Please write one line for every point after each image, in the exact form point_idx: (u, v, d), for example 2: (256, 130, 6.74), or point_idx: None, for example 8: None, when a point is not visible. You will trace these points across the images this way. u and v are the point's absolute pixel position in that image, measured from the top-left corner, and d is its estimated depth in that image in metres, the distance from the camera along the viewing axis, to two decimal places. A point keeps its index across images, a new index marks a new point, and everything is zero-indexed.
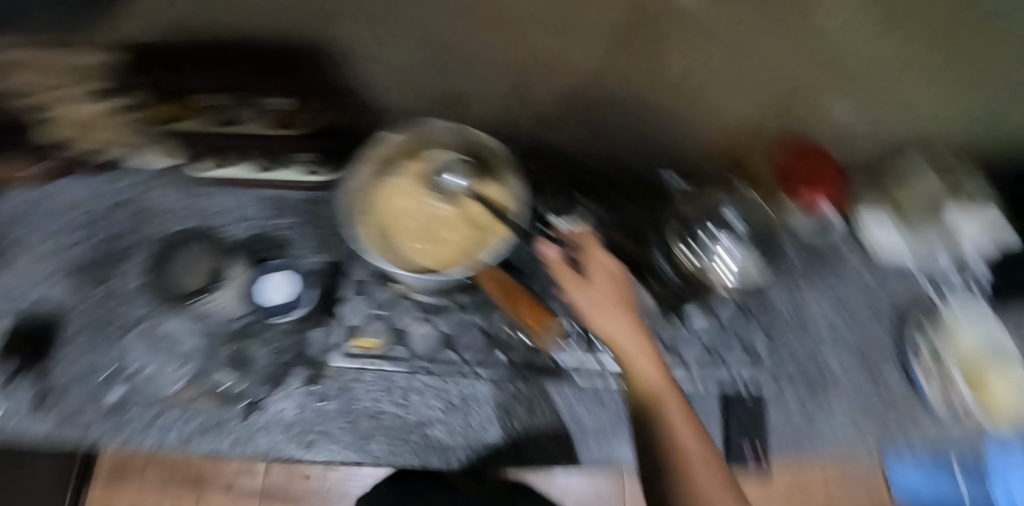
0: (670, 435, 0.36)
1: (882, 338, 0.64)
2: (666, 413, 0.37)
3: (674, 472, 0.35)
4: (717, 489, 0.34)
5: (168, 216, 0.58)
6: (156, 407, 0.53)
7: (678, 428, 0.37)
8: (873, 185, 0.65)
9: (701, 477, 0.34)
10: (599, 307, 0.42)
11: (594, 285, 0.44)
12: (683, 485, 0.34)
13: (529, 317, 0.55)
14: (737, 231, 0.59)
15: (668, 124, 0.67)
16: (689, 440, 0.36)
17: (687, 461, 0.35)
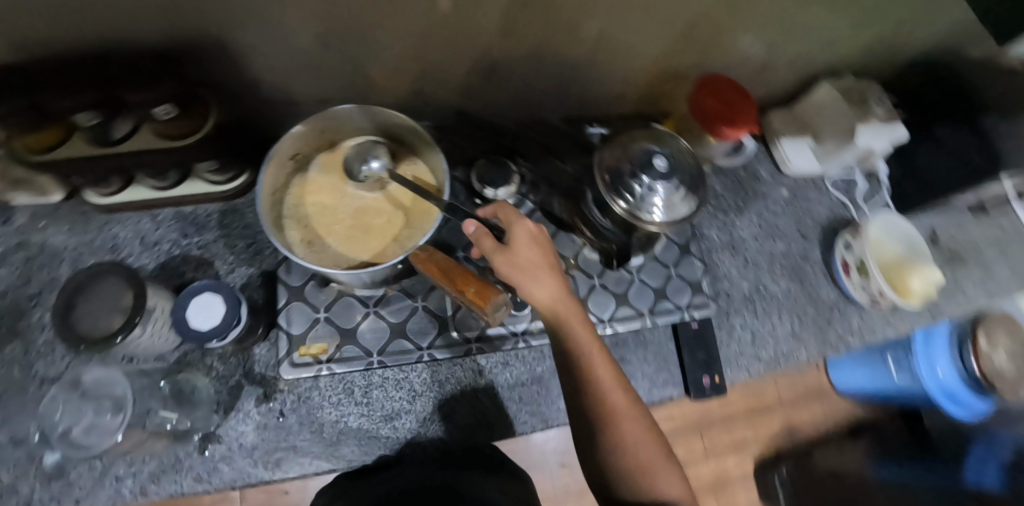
0: (600, 395, 0.39)
1: (813, 252, 0.71)
2: (598, 376, 0.39)
3: (603, 424, 0.39)
4: (639, 433, 0.39)
5: (71, 256, 0.56)
6: (99, 464, 0.50)
7: (609, 388, 0.39)
8: (786, 118, 0.73)
9: (627, 429, 0.39)
10: (527, 276, 0.40)
11: (520, 254, 0.40)
12: (608, 435, 0.39)
13: (475, 297, 0.40)
14: (664, 172, 0.50)
15: (592, 74, 0.62)
16: (618, 396, 0.39)
17: (616, 414, 0.39)
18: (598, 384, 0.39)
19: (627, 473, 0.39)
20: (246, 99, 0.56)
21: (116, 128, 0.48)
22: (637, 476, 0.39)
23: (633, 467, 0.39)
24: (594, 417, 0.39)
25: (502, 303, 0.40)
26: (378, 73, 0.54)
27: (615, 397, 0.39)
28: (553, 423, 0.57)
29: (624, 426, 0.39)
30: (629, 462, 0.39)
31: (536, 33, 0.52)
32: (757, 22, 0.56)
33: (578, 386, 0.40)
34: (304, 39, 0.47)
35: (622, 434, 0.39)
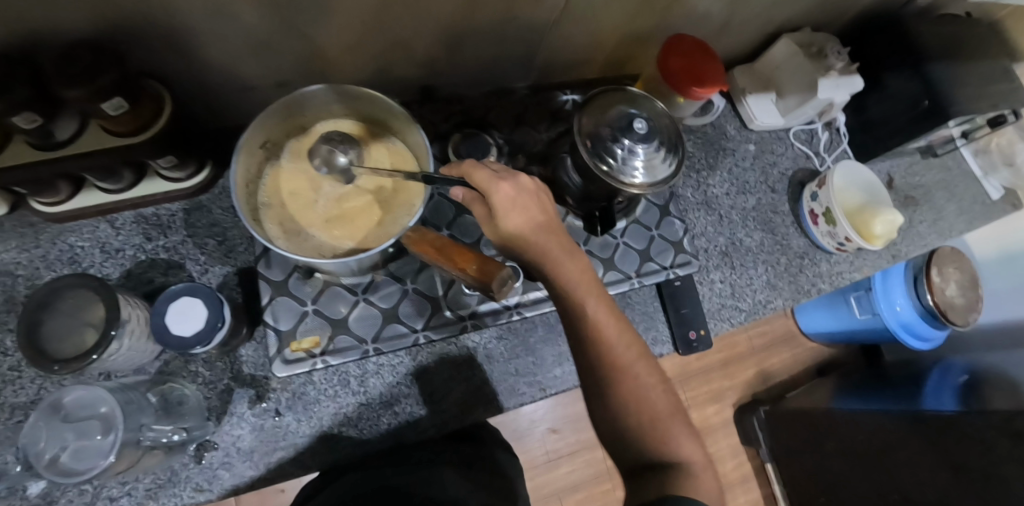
0: (607, 350, 0.40)
1: (782, 205, 0.74)
2: (604, 333, 0.40)
3: (612, 377, 0.40)
4: (648, 384, 0.40)
5: (27, 270, 0.52)
6: (89, 487, 0.47)
7: (614, 339, 0.40)
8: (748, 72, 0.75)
9: (637, 382, 0.40)
10: (524, 238, 0.41)
11: (513, 219, 0.40)
12: (620, 390, 0.40)
13: (476, 274, 0.39)
14: (643, 134, 0.50)
15: (558, 42, 0.61)
16: (624, 347, 0.41)
17: (623, 365, 0.40)
18: (603, 336, 0.40)
19: (638, 426, 0.40)
20: (194, 85, 0.51)
21: (61, 127, 0.44)
22: (648, 429, 0.40)
23: (643, 421, 0.40)
24: (603, 370, 0.40)
25: (506, 278, 0.39)
26: (336, 51, 0.51)
27: (621, 349, 0.40)
28: (551, 391, 0.57)
29: (632, 376, 0.40)
30: (639, 413, 0.40)
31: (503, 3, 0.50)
32: None
33: (584, 342, 0.41)
34: (255, 17, 0.44)
35: (631, 385, 0.40)
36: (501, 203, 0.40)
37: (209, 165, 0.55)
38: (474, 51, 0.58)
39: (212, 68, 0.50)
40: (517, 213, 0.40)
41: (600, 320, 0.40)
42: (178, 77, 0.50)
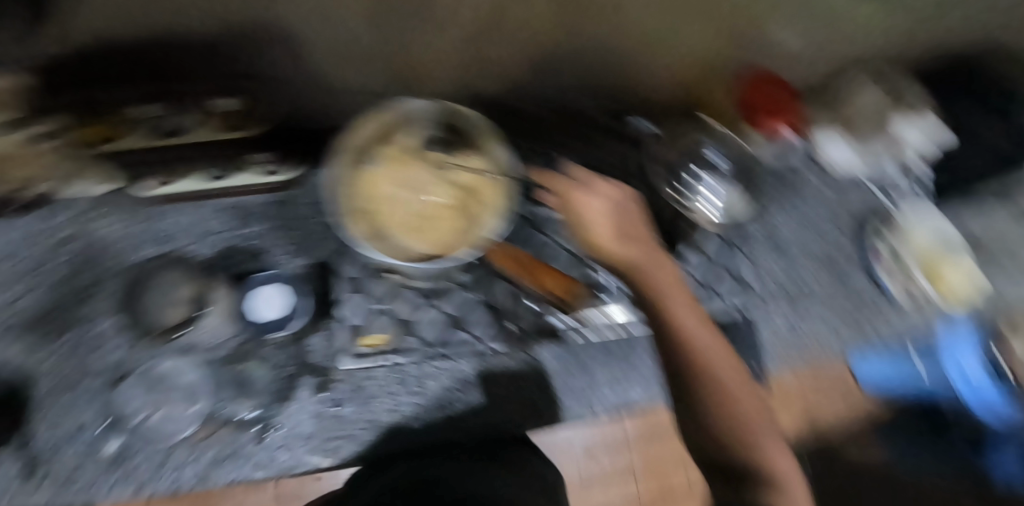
0: (692, 351, 0.42)
1: (848, 244, 0.72)
2: (689, 334, 0.43)
3: (700, 374, 0.42)
4: (734, 387, 0.42)
5: (126, 244, 0.54)
6: (162, 450, 0.52)
7: (699, 338, 0.43)
8: (825, 108, 0.68)
9: (723, 382, 0.42)
10: (615, 245, 0.44)
11: (605, 230, 0.44)
12: (707, 389, 0.42)
13: (556, 290, 0.55)
14: (717, 165, 0.64)
15: (635, 66, 0.65)
16: (708, 344, 0.43)
17: (709, 363, 0.42)
18: (690, 336, 0.42)
19: (724, 425, 0.41)
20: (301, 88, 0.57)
21: (176, 122, 0.50)
22: (732, 426, 0.42)
23: (728, 419, 0.42)
24: (691, 369, 0.42)
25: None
26: None
27: (705, 345, 0.43)
28: (597, 408, 0.59)
29: (719, 375, 0.42)
30: (722, 407, 0.42)
31: None
32: None
33: (671, 341, 0.42)
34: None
35: (717, 381, 0.42)
36: (592, 216, 0.45)
37: (304, 162, 0.55)
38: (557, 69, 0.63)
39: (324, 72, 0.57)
40: (604, 220, 0.44)
41: (686, 321, 0.42)
42: None
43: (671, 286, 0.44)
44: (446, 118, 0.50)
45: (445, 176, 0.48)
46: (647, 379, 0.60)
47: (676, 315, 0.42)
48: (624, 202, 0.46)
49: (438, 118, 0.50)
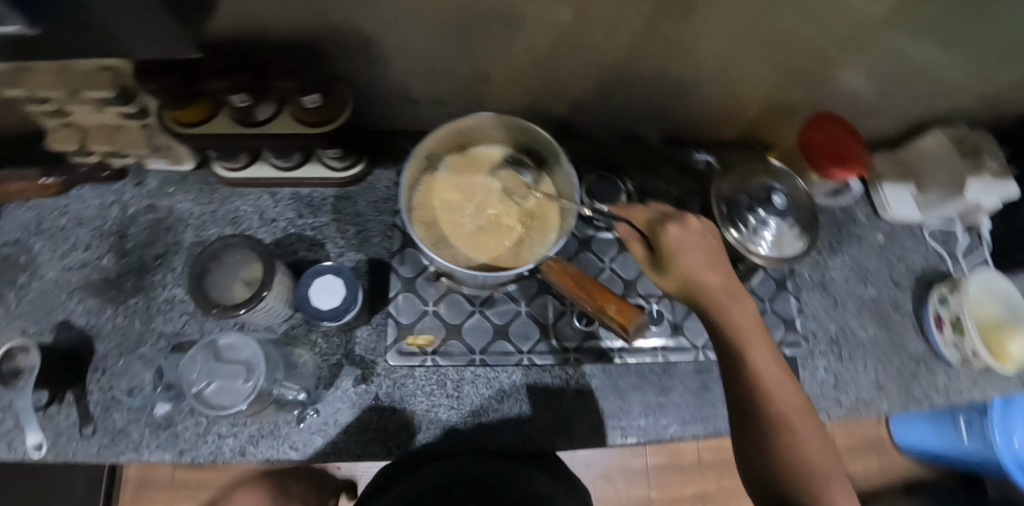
0: (769, 396, 0.39)
1: (904, 303, 0.69)
2: (767, 380, 0.40)
3: (772, 425, 0.38)
4: (815, 446, 0.38)
5: (202, 221, 0.61)
6: (206, 420, 0.53)
7: (778, 389, 0.40)
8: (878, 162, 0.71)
9: (801, 436, 0.38)
10: (696, 275, 0.43)
11: (683, 258, 0.44)
12: (780, 438, 0.38)
13: (617, 315, 0.44)
14: (781, 209, 0.52)
15: (699, 99, 0.63)
16: (788, 398, 0.39)
17: (786, 417, 0.38)
18: (766, 383, 0.40)
19: (798, 483, 0.37)
20: (374, 91, 0.59)
21: (258, 112, 0.52)
22: (810, 489, 0.37)
23: (803, 478, 0.37)
24: (763, 418, 0.39)
25: (641, 324, 0.44)
26: (498, 74, 0.57)
27: (784, 399, 0.39)
28: (631, 439, 0.57)
29: (797, 431, 0.38)
30: (796, 461, 0.37)
31: (658, 50, 0.54)
32: (876, 59, 0.55)
33: (741, 382, 0.40)
34: (435, 35, 0.50)
35: (793, 439, 0.38)
36: (671, 243, 0.44)
37: (363, 162, 0.61)
38: (620, 90, 0.61)
39: (389, 74, 0.56)
40: (686, 248, 0.44)
41: (763, 366, 0.40)
42: (356, 79, 0.57)
43: (754, 328, 0.42)
44: (514, 144, 0.55)
45: (508, 193, 0.53)
46: (682, 415, 0.58)
47: (751, 356, 0.41)
48: (709, 239, 0.45)
49: (507, 143, 0.55)
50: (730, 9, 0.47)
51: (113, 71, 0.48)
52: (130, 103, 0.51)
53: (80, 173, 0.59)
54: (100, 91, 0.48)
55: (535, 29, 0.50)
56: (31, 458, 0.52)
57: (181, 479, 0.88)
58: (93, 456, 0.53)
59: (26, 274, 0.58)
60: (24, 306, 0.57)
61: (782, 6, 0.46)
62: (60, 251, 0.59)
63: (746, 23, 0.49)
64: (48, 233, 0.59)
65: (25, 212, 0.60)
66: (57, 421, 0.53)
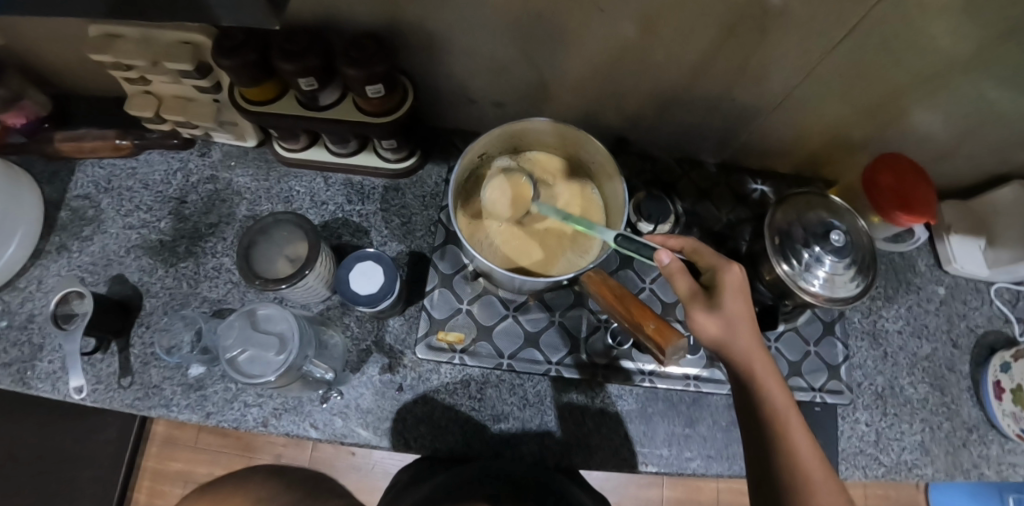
0: (794, 461, 0.36)
1: (960, 365, 0.65)
2: (794, 446, 0.36)
3: (788, 482, 0.36)
4: None
5: (258, 197, 0.63)
6: (235, 387, 0.55)
7: (807, 458, 0.36)
8: (943, 212, 0.68)
9: None
10: (737, 321, 0.40)
11: (725, 299, 0.40)
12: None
13: (654, 334, 0.42)
14: (840, 247, 0.49)
15: (761, 128, 0.61)
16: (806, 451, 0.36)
17: (806, 475, 0.35)
18: (789, 438, 0.37)
19: None
20: (434, 88, 0.61)
21: (323, 98, 0.54)
22: None
23: None
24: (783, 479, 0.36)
25: (679, 348, 0.42)
26: (558, 83, 0.58)
27: (805, 452, 0.36)
28: (651, 468, 0.55)
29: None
30: None
31: (725, 73, 0.53)
32: (957, 101, 0.52)
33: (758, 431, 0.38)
34: (499, 38, 0.51)
35: (812, 501, 0.34)
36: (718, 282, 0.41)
37: (416, 155, 0.63)
38: (675, 112, 0.61)
39: (452, 73, 0.58)
40: (730, 290, 0.41)
41: (784, 415, 0.37)
42: (418, 74, 0.58)
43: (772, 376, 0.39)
44: (580, 168, 0.55)
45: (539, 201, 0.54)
46: (708, 450, 0.56)
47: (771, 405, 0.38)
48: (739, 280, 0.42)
49: (573, 164, 0.55)
50: (805, 32, 0.45)
51: (194, 46, 0.51)
52: (205, 77, 0.54)
53: (151, 139, 0.63)
54: (179, 65, 0.51)
55: (597, 40, 0.50)
56: (71, 400, 0.54)
57: (205, 443, 0.92)
58: (126, 407, 0.54)
59: (89, 226, 0.61)
60: (82, 257, 0.60)
61: (861, 35, 0.45)
62: (123, 210, 0.62)
63: (821, 50, 0.47)
64: (115, 192, 0.63)
65: (95, 170, 0.64)
66: (98, 369, 0.55)
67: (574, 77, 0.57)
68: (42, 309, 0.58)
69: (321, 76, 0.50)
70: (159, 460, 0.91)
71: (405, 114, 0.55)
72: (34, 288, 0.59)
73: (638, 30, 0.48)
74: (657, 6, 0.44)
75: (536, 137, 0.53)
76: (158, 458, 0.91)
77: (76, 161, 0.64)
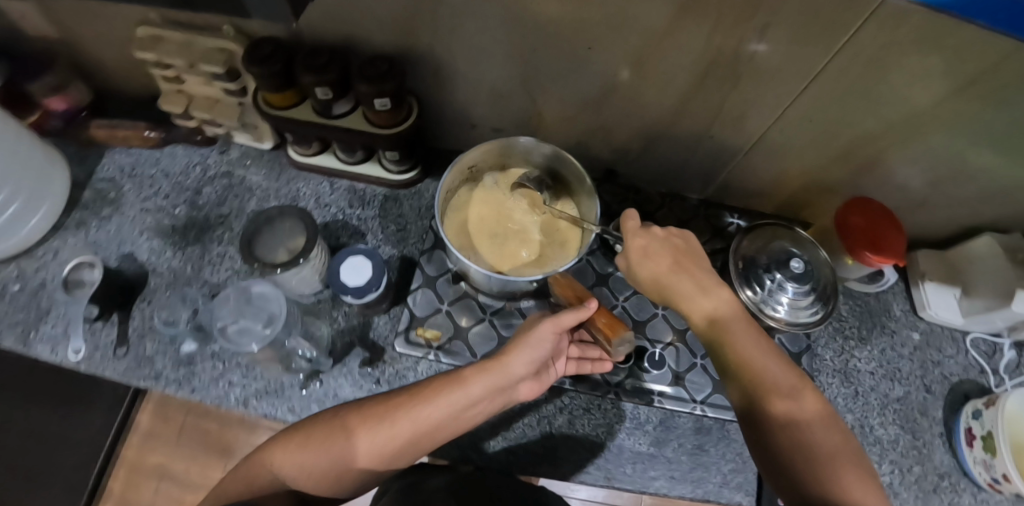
0: (757, 374, 0.41)
1: (933, 410, 0.65)
2: (752, 360, 0.42)
3: (751, 388, 0.41)
4: (813, 422, 0.39)
5: (266, 194, 0.68)
6: (223, 366, 0.57)
7: (767, 368, 0.41)
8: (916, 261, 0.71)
9: (793, 405, 0.40)
10: (667, 270, 0.46)
11: (652, 258, 0.47)
12: (774, 414, 0.40)
13: (606, 327, 0.47)
14: (800, 275, 0.51)
15: (739, 168, 0.66)
16: (806, 405, 0.40)
17: (766, 383, 0.41)
18: (748, 357, 0.42)
19: (801, 457, 0.38)
20: (439, 109, 0.66)
21: (337, 107, 0.59)
22: (815, 462, 0.38)
23: (802, 453, 0.38)
24: (750, 393, 0.41)
25: (627, 339, 0.48)
26: (552, 112, 0.62)
27: (756, 357, 0.42)
28: (615, 484, 0.56)
29: (789, 408, 0.40)
30: (795, 437, 0.39)
31: (706, 112, 0.57)
32: (922, 151, 0.56)
33: (750, 396, 0.41)
34: (500, 65, 0.56)
35: (776, 401, 0.40)
36: (636, 249, 0.48)
37: (418, 169, 0.68)
38: (660, 146, 0.65)
39: (456, 95, 0.63)
40: (654, 252, 0.47)
41: (739, 338, 0.43)
42: (425, 96, 0.63)
43: (771, 364, 0.42)
44: (558, 180, 0.58)
45: (521, 211, 0.57)
46: (672, 471, 0.57)
47: (729, 335, 0.43)
48: (684, 245, 0.47)
49: (551, 176, 0.58)
50: (771, 78, 0.50)
51: (228, 53, 0.57)
52: (234, 81, 0.60)
53: (178, 134, 0.68)
54: (212, 68, 0.57)
55: (589, 73, 0.55)
56: (68, 363, 0.57)
57: (185, 440, 0.92)
58: (118, 375, 0.57)
59: (108, 206, 0.66)
60: (98, 233, 0.64)
61: (825, 84, 0.50)
62: (143, 195, 0.67)
63: (790, 95, 0.52)
64: (137, 178, 0.68)
65: (123, 158, 0.69)
66: (97, 337, 0.58)
67: (568, 107, 0.62)
68: (54, 276, 0.62)
69: (336, 87, 0.55)
70: (138, 452, 0.91)
71: (409, 127, 0.60)
72: (49, 258, 0.63)
73: (624, 66, 0.53)
74: (642, 45, 0.50)
75: (515, 153, 0.57)
76: (138, 450, 0.91)
77: (107, 148, 0.69)
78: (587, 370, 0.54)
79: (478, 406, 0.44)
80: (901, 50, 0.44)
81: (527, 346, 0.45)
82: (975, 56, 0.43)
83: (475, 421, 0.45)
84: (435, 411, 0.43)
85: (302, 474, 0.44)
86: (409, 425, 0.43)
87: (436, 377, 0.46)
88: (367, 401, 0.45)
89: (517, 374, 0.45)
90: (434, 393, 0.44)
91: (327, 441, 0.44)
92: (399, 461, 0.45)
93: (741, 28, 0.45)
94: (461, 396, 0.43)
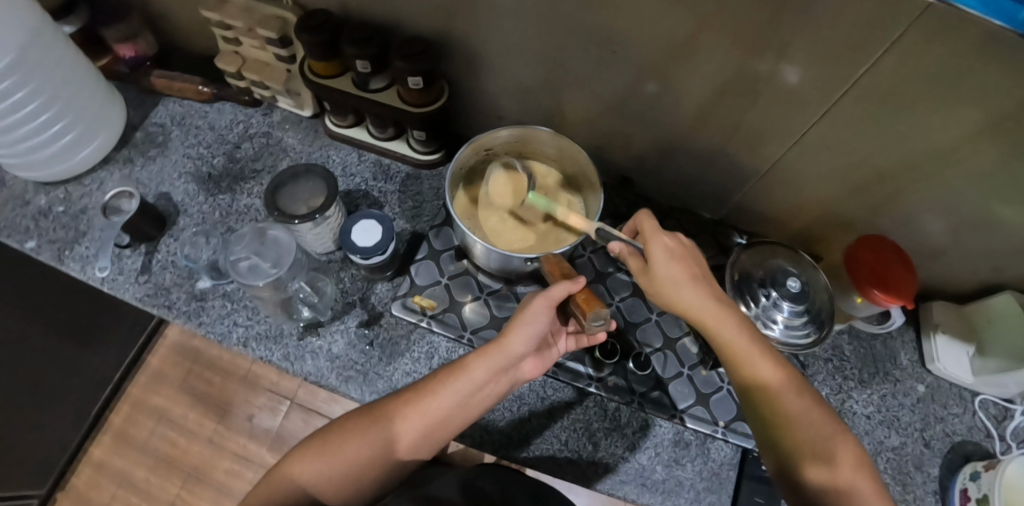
0: (777, 398, 0.44)
1: (929, 466, 0.63)
2: (767, 381, 0.44)
3: (773, 414, 0.44)
4: (832, 442, 0.42)
5: (299, 156, 0.72)
6: (230, 306, 0.60)
7: (785, 392, 0.44)
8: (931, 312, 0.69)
9: (812, 426, 0.43)
10: (677, 284, 0.46)
11: (665, 270, 0.46)
12: (791, 436, 0.43)
13: (582, 302, 0.45)
14: (796, 294, 0.52)
15: (756, 190, 0.66)
16: (823, 425, 0.43)
17: (783, 409, 0.43)
18: (766, 382, 0.44)
19: (821, 481, 0.41)
20: (469, 98, 0.69)
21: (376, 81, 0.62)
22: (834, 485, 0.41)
23: (822, 477, 0.41)
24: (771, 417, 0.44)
25: (602, 317, 0.46)
26: (576, 113, 0.64)
27: (774, 380, 0.44)
28: (585, 481, 0.55)
29: (807, 431, 0.43)
30: (815, 461, 0.42)
31: (725, 130, 0.58)
32: (943, 197, 0.55)
33: (769, 422, 0.44)
34: (530, 60, 0.58)
35: (795, 425, 0.43)
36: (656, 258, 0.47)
37: (442, 152, 0.71)
38: (677, 159, 0.66)
39: (486, 86, 0.65)
40: (669, 267, 0.46)
41: (754, 362, 0.45)
42: (458, 83, 0.66)
43: (789, 391, 0.44)
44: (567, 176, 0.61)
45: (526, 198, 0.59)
46: (644, 479, 0.56)
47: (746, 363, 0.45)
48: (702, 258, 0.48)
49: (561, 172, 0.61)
50: (789, 102, 0.51)
51: (284, 21, 0.62)
52: (286, 48, 0.64)
53: (228, 92, 0.73)
54: (268, 33, 0.62)
55: (612, 77, 0.57)
56: (95, 281, 0.62)
57: (187, 387, 0.95)
58: (136, 299, 0.61)
59: (155, 148, 0.71)
60: (142, 171, 0.70)
61: (844, 114, 0.50)
62: (187, 142, 0.72)
63: (810, 121, 0.52)
64: (185, 126, 0.73)
65: (175, 107, 0.74)
66: (123, 263, 0.63)
67: (592, 110, 0.63)
68: (96, 204, 0.67)
69: (376, 62, 0.59)
70: (144, 391, 0.95)
71: (439, 109, 0.62)
72: (95, 188, 0.68)
73: (649, 73, 0.55)
74: (667, 55, 0.51)
75: (532, 143, 0.59)
76: (143, 389, 0.95)
77: (162, 97, 0.75)
78: (586, 342, 0.51)
79: (484, 389, 0.46)
80: (921, 88, 0.44)
81: (523, 325, 0.46)
82: (996, 104, 0.43)
83: (483, 406, 0.47)
84: (445, 405, 0.45)
85: (321, 481, 0.45)
86: (417, 423, 0.45)
87: (438, 371, 0.48)
88: (382, 402, 0.47)
89: (516, 353, 0.46)
90: (440, 386, 0.46)
91: (344, 445, 0.45)
92: (422, 454, 0.47)
93: (762, 47, 0.46)
94: (466, 383, 0.46)
